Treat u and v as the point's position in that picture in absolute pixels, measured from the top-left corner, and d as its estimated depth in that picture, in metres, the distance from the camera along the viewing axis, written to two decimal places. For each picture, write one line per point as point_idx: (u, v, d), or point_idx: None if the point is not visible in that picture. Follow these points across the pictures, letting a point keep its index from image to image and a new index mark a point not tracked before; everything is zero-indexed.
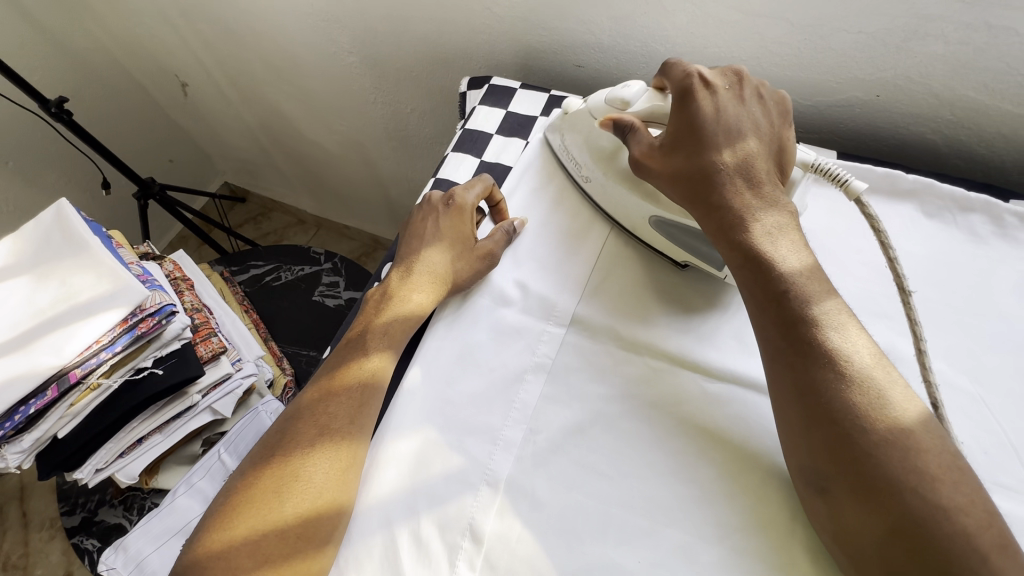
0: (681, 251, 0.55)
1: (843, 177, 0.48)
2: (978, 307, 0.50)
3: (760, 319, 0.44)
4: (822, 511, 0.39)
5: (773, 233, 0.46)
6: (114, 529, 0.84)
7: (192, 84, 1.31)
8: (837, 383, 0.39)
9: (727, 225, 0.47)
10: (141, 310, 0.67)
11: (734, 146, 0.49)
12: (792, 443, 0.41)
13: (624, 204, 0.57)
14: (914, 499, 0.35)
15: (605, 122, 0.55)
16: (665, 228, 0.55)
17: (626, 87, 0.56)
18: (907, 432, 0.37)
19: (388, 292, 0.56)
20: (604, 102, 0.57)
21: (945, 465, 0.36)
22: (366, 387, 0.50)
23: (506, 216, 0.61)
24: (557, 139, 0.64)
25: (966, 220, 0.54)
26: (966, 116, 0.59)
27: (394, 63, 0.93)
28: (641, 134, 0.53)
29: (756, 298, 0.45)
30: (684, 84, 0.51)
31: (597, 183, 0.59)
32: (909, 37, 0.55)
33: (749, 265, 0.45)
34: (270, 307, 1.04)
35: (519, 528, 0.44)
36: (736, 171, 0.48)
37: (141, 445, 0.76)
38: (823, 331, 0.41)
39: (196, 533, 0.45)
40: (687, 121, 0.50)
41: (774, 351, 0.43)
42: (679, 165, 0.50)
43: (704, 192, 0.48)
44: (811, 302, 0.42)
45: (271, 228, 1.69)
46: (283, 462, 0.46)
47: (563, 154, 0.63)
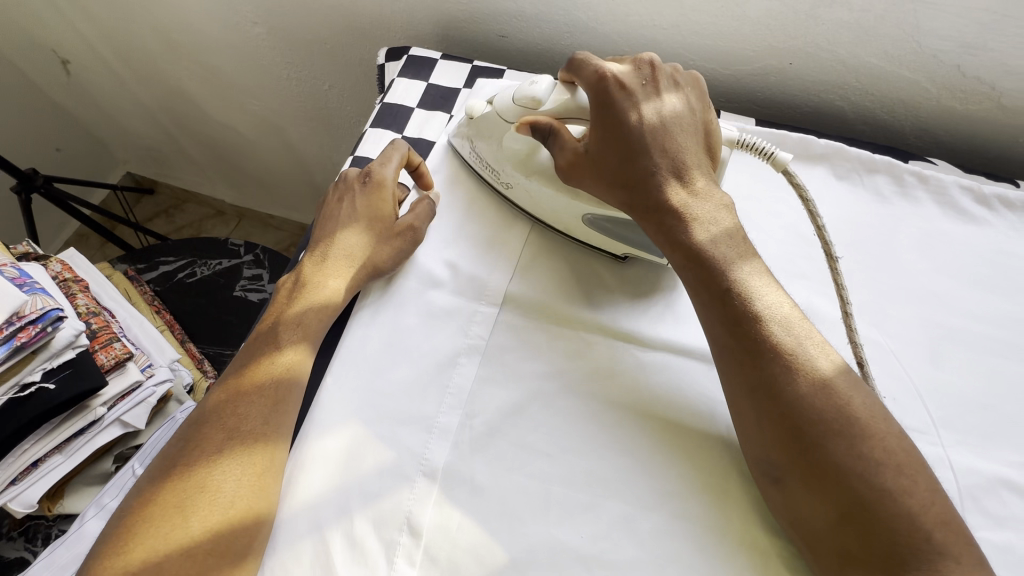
0: (616, 243, 0.53)
1: (769, 150, 0.48)
2: (885, 264, 0.53)
3: (705, 316, 0.44)
4: (779, 497, 0.40)
5: (712, 228, 0.45)
6: (15, 563, 0.74)
7: (76, 61, 1.16)
8: (780, 375, 0.40)
9: (670, 228, 0.46)
10: (19, 318, 0.59)
11: (659, 142, 0.47)
12: (747, 434, 0.42)
13: (553, 206, 0.54)
14: (860, 484, 0.36)
15: (522, 126, 0.51)
16: (598, 224, 0.53)
17: (533, 84, 0.51)
18: (852, 417, 0.38)
19: (300, 280, 0.52)
20: (511, 101, 0.52)
21: (890, 449, 0.37)
22: (281, 383, 0.46)
23: (429, 186, 0.58)
24: (464, 146, 0.59)
25: (872, 181, 0.57)
26: (869, 83, 0.62)
27: (306, 34, 0.86)
28: (563, 138, 0.50)
29: (701, 297, 0.45)
30: (600, 86, 0.49)
31: (522, 189, 0.55)
32: (816, 5, 0.57)
33: (695, 265, 0.45)
34: (184, 306, 0.96)
35: (459, 516, 0.42)
36: (669, 167, 0.47)
37: (37, 469, 0.68)
38: (766, 325, 0.42)
39: (85, 564, 0.40)
40: (613, 125, 0.48)
41: (723, 349, 0.43)
42: (611, 169, 0.48)
43: (641, 196, 0.47)
44: (753, 295, 0.43)
45: (185, 221, 1.55)
46: (187, 475, 0.42)
47: (478, 163, 0.58)
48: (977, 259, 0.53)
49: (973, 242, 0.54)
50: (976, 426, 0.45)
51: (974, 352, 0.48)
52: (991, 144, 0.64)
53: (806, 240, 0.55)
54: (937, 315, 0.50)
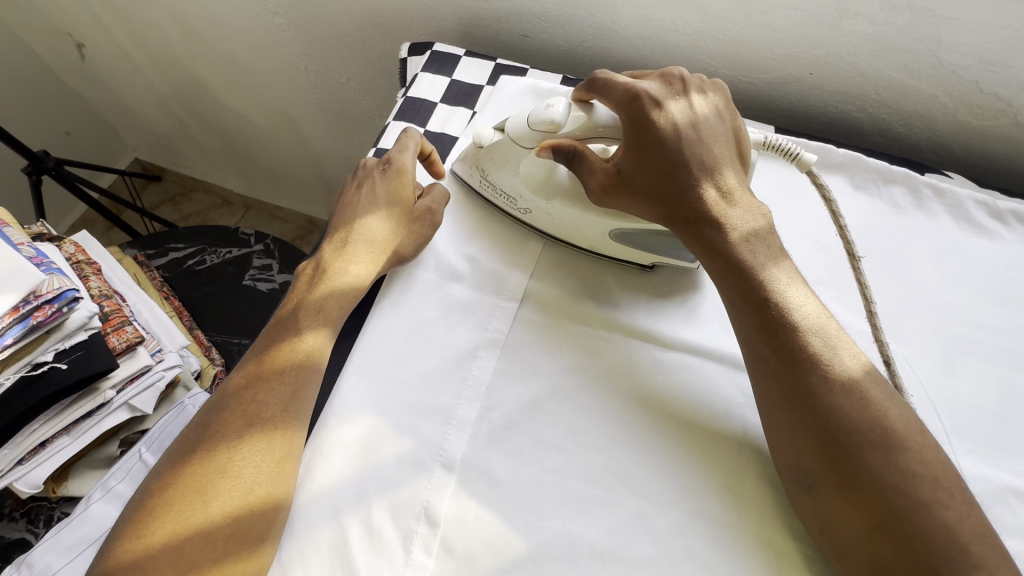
0: (643, 254, 0.53)
1: (794, 150, 0.48)
2: (901, 274, 0.54)
3: (743, 328, 0.45)
4: (809, 506, 0.40)
5: (752, 238, 0.46)
6: (16, 544, 0.74)
7: (91, 45, 1.16)
8: (821, 388, 0.40)
9: (710, 241, 0.46)
10: (35, 297, 0.59)
11: (696, 157, 0.47)
12: (780, 445, 0.42)
13: (577, 225, 0.54)
14: (898, 495, 0.37)
15: (544, 150, 0.51)
16: (627, 238, 0.53)
17: (548, 107, 0.50)
18: (891, 431, 0.39)
19: (320, 265, 0.52)
20: (526, 126, 0.51)
21: (927, 461, 0.38)
22: (301, 369, 0.47)
23: (438, 171, 0.59)
24: (473, 174, 0.57)
25: (889, 192, 0.58)
26: (887, 95, 0.63)
27: (327, 27, 0.87)
28: (591, 162, 0.49)
29: (740, 309, 0.45)
30: (632, 103, 0.47)
31: (541, 212, 0.55)
32: (839, 16, 0.58)
33: (735, 277, 0.45)
34: (193, 293, 0.96)
35: (476, 507, 0.43)
36: (707, 179, 0.47)
37: (44, 450, 0.68)
38: (805, 336, 0.42)
39: (106, 545, 0.40)
40: (647, 142, 0.47)
41: (760, 361, 0.43)
42: (649, 184, 0.48)
43: (681, 210, 0.47)
44: (792, 307, 0.43)
45: (192, 209, 1.54)
46: (207, 459, 0.42)
47: (490, 190, 0.57)
48: (990, 272, 0.54)
49: (986, 254, 0.54)
50: (988, 435, 0.46)
51: (986, 363, 0.49)
52: (1005, 160, 0.65)
53: (823, 247, 0.55)
54: (950, 325, 0.51)
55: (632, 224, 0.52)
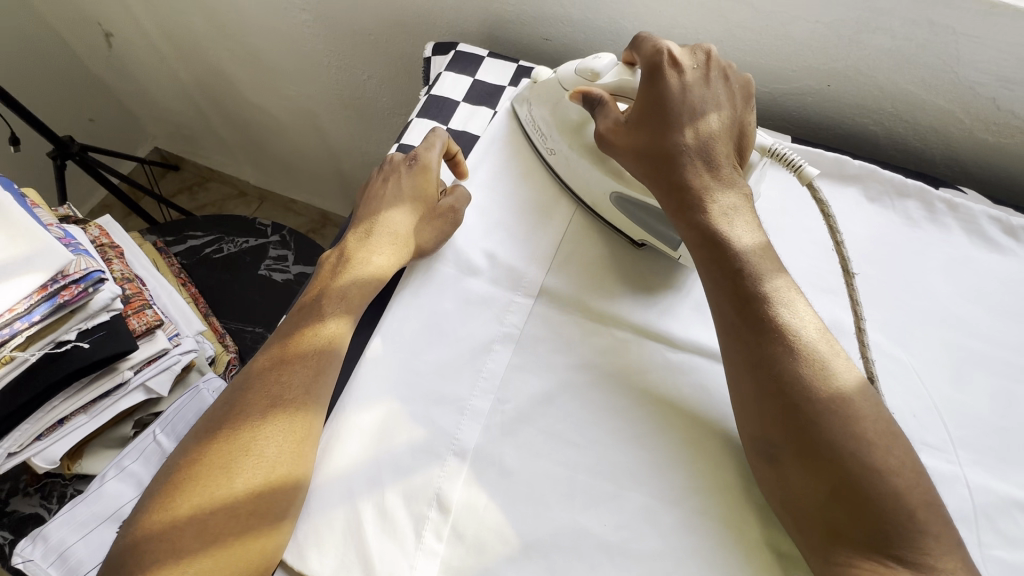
0: (638, 229, 0.55)
1: (796, 162, 0.49)
2: (912, 286, 0.54)
3: (715, 293, 0.46)
4: (769, 476, 0.41)
5: (732, 218, 0.47)
6: (29, 519, 0.74)
7: (119, 34, 1.19)
8: (785, 355, 0.41)
9: (688, 206, 0.48)
10: (63, 277, 0.60)
11: (695, 127, 0.49)
12: (743, 415, 0.43)
13: (585, 178, 0.56)
14: (851, 460, 0.38)
15: (573, 95, 0.56)
16: (624, 205, 0.55)
17: (596, 58, 0.55)
18: (845, 398, 0.40)
19: (344, 254, 0.54)
20: (573, 73, 0.56)
21: (880, 430, 0.39)
22: (323, 354, 0.48)
23: (463, 170, 0.60)
24: (524, 110, 0.63)
25: (903, 205, 0.58)
26: (903, 110, 0.64)
27: (352, 24, 0.88)
28: (608, 109, 0.53)
29: (713, 276, 0.46)
30: (653, 61, 0.51)
31: (561, 156, 0.58)
32: (860, 30, 0.59)
33: (708, 245, 0.46)
34: (210, 280, 0.97)
35: (487, 496, 0.44)
36: (696, 152, 0.49)
37: (62, 427, 0.69)
38: (774, 307, 0.43)
39: (137, 515, 0.42)
40: (654, 97, 0.50)
41: (728, 327, 0.45)
42: (642, 144, 0.50)
43: (665, 173, 0.49)
44: (762, 278, 0.45)
45: (209, 199, 1.57)
46: (232, 437, 0.44)
47: (533, 128, 0.61)
48: (1000, 287, 0.54)
49: (997, 270, 0.55)
50: (993, 447, 0.46)
51: (994, 376, 0.50)
52: (1019, 178, 0.65)
53: (835, 256, 0.56)
54: (959, 338, 0.52)
55: (634, 192, 0.54)
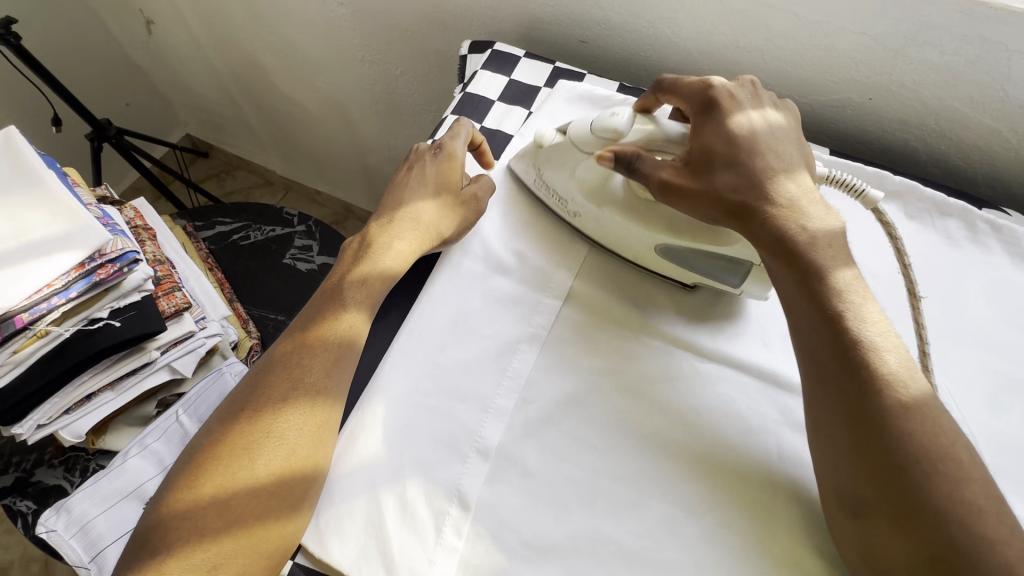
0: (690, 274, 0.52)
1: (862, 187, 0.48)
2: (951, 307, 0.53)
3: (813, 340, 0.43)
4: (854, 531, 0.40)
5: (833, 248, 0.44)
6: (52, 491, 0.76)
7: (159, 22, 1.21)
8: (891, 411, 0.38)
9: (782, 240, 0.44)
10: (100, 256, 0.62)
11: (770, 155, 0.47)
12: (833, 467, 0.41)
13: (623, 235, 0.54)
14: (959, 529, 0.35)
15: (604, 157, 0.50)
16: (673, 255, 0.52)
17: (613, 115, 0.50)
18: (955, 460, 0.37)
19: (366, 241, 0.55)
20: (589, 131, 0.51)
21: (989, 497, 0.36)
22: (344, 340, 0.49)
23: (488, 162, 0.60)
24: (530, 173, 0.58)
25: (943, 224, 0.57)
26: (948, 127, 0.62)
27: (388, 19, 0.89)
28: (650, 162, 0.49)
29: (813, 320, 0.43)
30: (705, 95, 0.50)
31: (591, 218, 0.55)
32: (907, 43, 0.57)
33: (813, 288, 0.43)
34: (236, 266, 0.99)
35: (508, 495, 0.44)
36: (783, 179, 0.46)
37: (89, 403, 0.70)
38: (879, 358, 0.40)
39: (162, 493, 0.43)
40: (718, 128, 0.48)
41: (826, 378, 0.42)
42: (719, 181, 0.47)
43: (753, 208, 0.45)
44: (867, 325, 0.41)
45: (235, 186, 1.59)
46: (254, 420, 0.44)
47: (544, 189, 0.57)
48: None
49: None
50: None
51: None
52: None
53: (871, 273, 0.55)
54: (998, 363, 0.50)
55: (680, 241, 0.51)
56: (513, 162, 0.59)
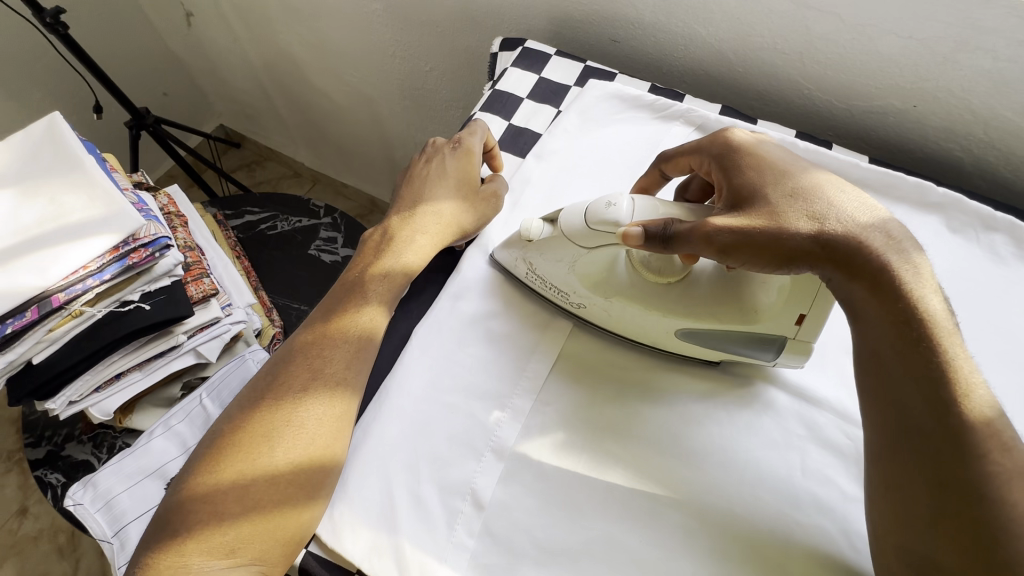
0: (719, 352, 0.48)
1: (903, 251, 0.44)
2: (992, 326, 0.51)
3: (902, 390, 0.37)
4: None
5: (928, 291, 0.39)
6: (80, 465, 0.78)
7: (199, 14, 1.24)
8: (990, 476, 0.34)
9: (878, 279, 0.39)
10: (134, 240, 0.64)
11: (828, 185, 0.43)
12: (903, 523, 0.36)
13: (639, 322, 0.48)
14: None
15: (631, 236, 0.43)
16: (696, 336, 0.48)
17: (610, 205, 0.44)
18: None
19: (388, 234, 0.55)
20: (585, 227, 0.45)
21: None
22: (364, 332, 0.49)
23: (498, 164, 0.61)
24: (518, 263, 0.51)
25: (988, 239, 0.54)
26: (998, 137, 0.60)
27: (421, 15, 0.90)
28: (688, 227, 0.42)
29: (908, 371, 0.37)
30: (726, 146, 0.47)
31: (600, 309, 0.49)
32: (957, 49, 0.55)
33: (908, 337, 0.37)
34: (262, 256, 1.01)
35: (522, 497, 0.43)
36: (855, 211, 0.41)
37: (118, 381, 0.72)
38: (977, 413, 0.35)
39: (183, 477, 0.44)
40: (762, 168, 0.45)
41: (911, 429, 0.36)
42: (786, 216, 0.41)
43: (835, 244, 0.40)
44: (962, 375, 0.36)
45: (265, 177, 1.63)
46: (275, 408, 0.45)
47: (539, 283, 0.51)
48: None
49: None
50: None
51: None
52: None
53: None
54: None
55: (704, 326, 0.47)
56: (497, 250, 0.53)
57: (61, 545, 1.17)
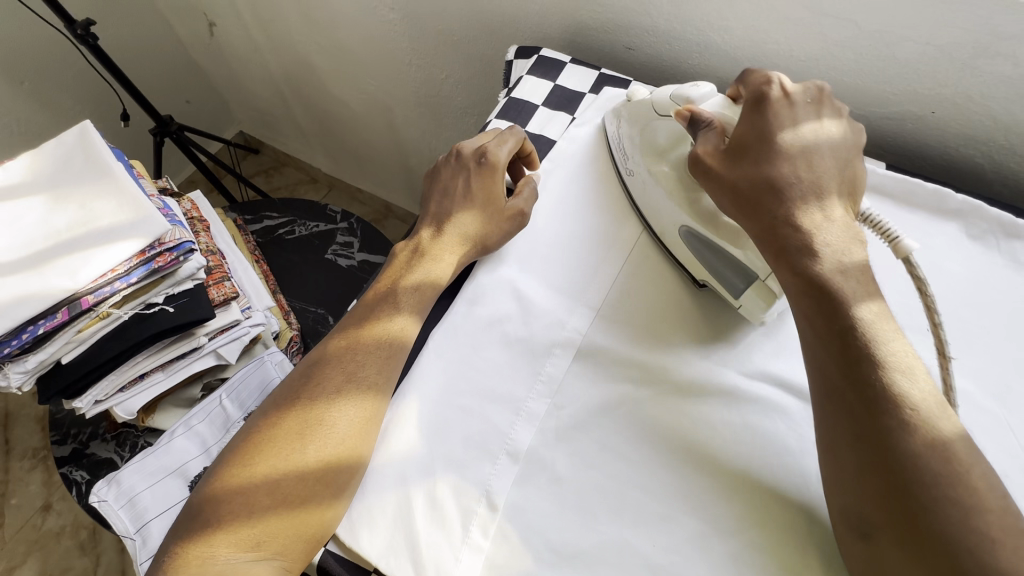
0: (702, 268, 0.52)
1: (893, 232, 0.46)
2: (1015, 335, 0.50)
3: (819, 351, 0.42)
4: (862, 556, 0.38)
5: (842, 260, 0.43)
6: (104, 463, 0.81)
7: (221, 24, 1.27)
8: (899, 432, 0.38)
9: (785, 249, 0.45)
10: (159, 244, 0.66)
11: (802, 161, 0.47)
12: (838, 485, 0.40)
13: (660, 206, 0.55)
14: (971, 559, 0.34)
15: (682, 112, 0.53)
16: (693, 241, 0.53)
17: (694, 86, 0.54)
18: (973, 489, 0.36)
19: (418, 249, 0.56)
20: (669, 97, 0.55)
21: (1006, 528, 0.35)
22: (395, 341, 0.50)
23: (536, 167, 0.61)
24: (613, 125, 0.61)
25: (1010, 246, 0.54)
26: (1019, 143, 0.59)
27: (437, 25, 0.91)
28: (712, 133, 0.51)
29: (815, 325, 0.43)
30: (760, 93, 0.49)
31: (640, 179, 0.57)
32: (977, 55, 0.55)
33: (812, 287, 0.43)
34: (281, 259, 1.03)
35: (535, 499, 0.44)
36: (806, 186, 0.46)
37: (142, 382, 0.74)
38: (890, 375, 0.40)
39: (216, 468, 0.46)
40: (763, 129, 0.48)
41: (831, 389, 0.41)
42: (741, 171, 0.48)
43: (767, 201, 0.46)
44: (875, 339, 0.41)
45: (283, 182, 1.66)
46: (309, 407, 0.46)
47: (615, 145, 0.60)
48: None
49: None
50: None
51: None
52: None
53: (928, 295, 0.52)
54: None
55: (705, 228, 0.52)
56: (607, 116, 0.63)
57: (83, 541, 1.20)
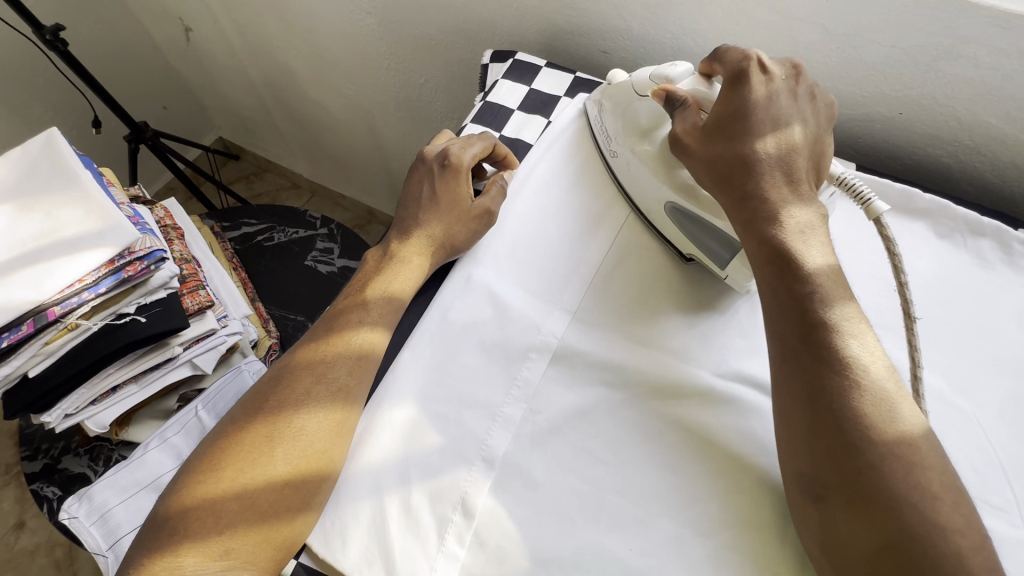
0: (690, 244, 0.53)
1: (866, 195, 0.46)
2: (982, 330, 0.51)
3: (778, 317, 0.43)
4: (814, 517, 0.39)
5: (806, 236, 0.44)
6: (77, 478, 0.78)
7: (197, 30, 1.26)
8: (847, 390, 0.39)
9: (750, 219, 0.46)
10: (129, 253, 0.65)
11: (772, 136, 0.47)
12: (792, 449, 0.40)
13: (643, 184, 0.55)
14: (914, 513, 0.35)
15: (658, 91, 0.53)
16: (680, 216, 0.53)
17: (672, 66, 0.53)
18: (912, 445, 0.37)
19: (387, 253, 0.56)
20: (649, 77, 0.54)
21: (946, 484, 0.36)
22: (365, 349, 0.50)
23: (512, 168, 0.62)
24: (596, 111, 0.61)
25: (976, 244, 0.55)
26: (983, 143, 0.60)
27: (414, 29, 0.91)
28: (687, 112, 0.51)
29: (780, 296, 0.44)
30: (740, 69, 0.49)
31: (623, 159, 0.57)
32: (941, 57, 0.56)
33: (776, 260, 0.44)
34: (259, 267, 1.01)
35: (510, 507, 0.43)
36: (776, 163, 0.47)
37: (114, 394, 0.72)
38: (840, 338, 0.41)
39: (181, 477, 0.45)
40: (735, 103, 0.48)
41: (788, 352, 0.42)
42: (715, 146, 0.48)
43: (740, 178, 0.47)
44: (830, 304, 0.42)
45: (264, 188, 1.65)
46: (278, 412, 0.46)
47: (599, 126, 0.60)
48: None
49: None
50: None
51: None
52: None
53: (896, 293, 0.53)
54: None
55: (692, 208, 0.52)
56: (590, 104, 0.63)
57: (58, 559, 1.17)
